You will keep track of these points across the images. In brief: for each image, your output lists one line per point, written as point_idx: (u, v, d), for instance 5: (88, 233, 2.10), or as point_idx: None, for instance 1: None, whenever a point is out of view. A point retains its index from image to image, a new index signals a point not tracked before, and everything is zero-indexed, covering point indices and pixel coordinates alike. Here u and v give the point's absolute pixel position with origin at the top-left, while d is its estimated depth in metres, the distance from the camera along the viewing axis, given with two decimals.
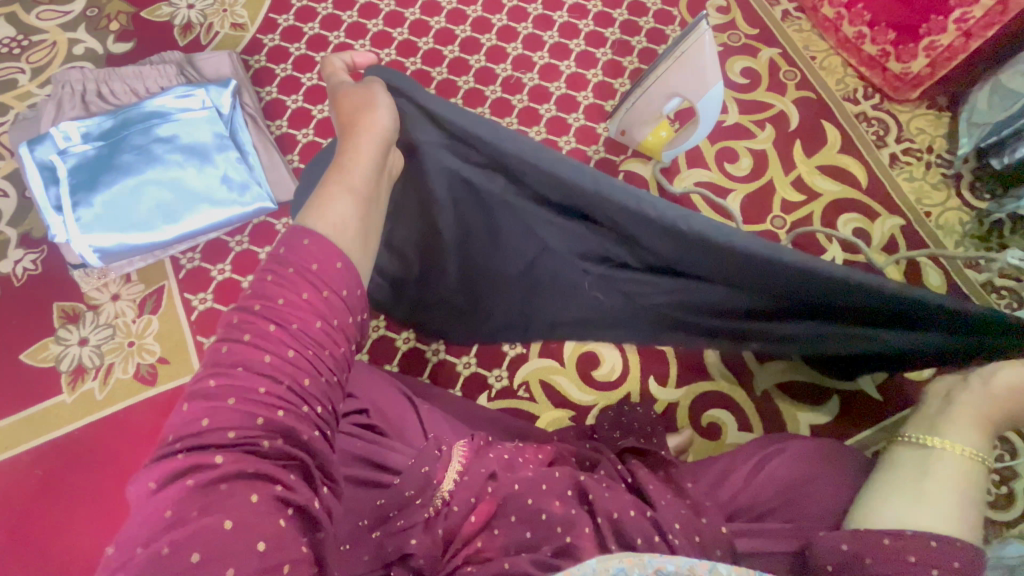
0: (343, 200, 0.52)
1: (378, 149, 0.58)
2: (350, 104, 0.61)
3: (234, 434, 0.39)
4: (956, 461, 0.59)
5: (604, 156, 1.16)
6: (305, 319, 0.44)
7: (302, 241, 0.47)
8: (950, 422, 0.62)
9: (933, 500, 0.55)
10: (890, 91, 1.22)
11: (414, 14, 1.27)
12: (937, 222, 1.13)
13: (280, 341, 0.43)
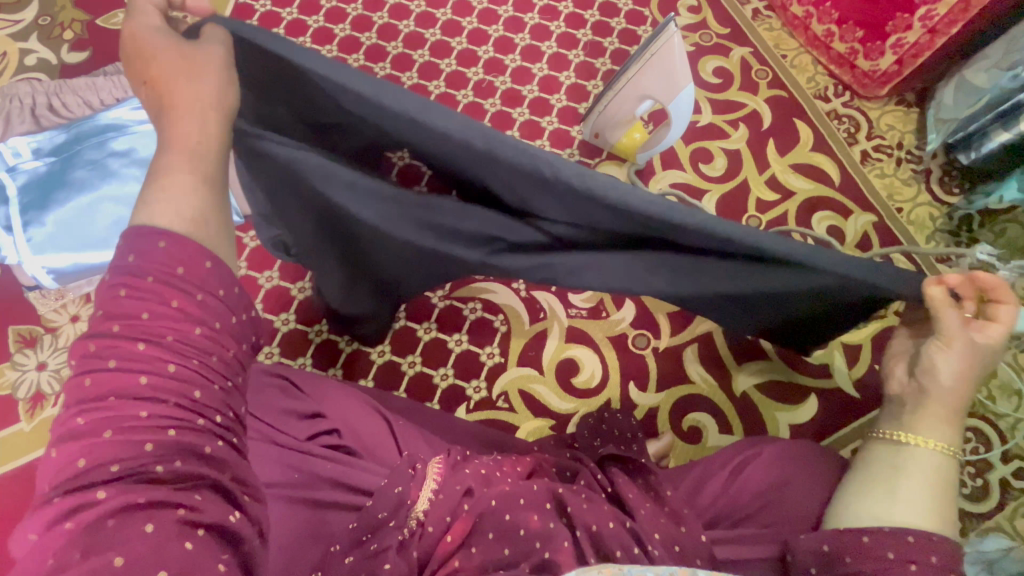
0: (188, 196, 0.47)
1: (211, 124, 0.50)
2: (162, 62, 0.49)
3: (116, 468, 0.40)
4: (928, 454, 0.58)
5: (579, 159, 1.15)
6: (181, 329, 0.44)
7: (157, 243, 0.44)
8: (918, 417, 0.60)
9: (902, 495, 0.55)
10: (859, 88, 1.23)
11: (382, 19, 1.25)
12: (908, 218, 1.14)
13: (154, 364, 0.43)
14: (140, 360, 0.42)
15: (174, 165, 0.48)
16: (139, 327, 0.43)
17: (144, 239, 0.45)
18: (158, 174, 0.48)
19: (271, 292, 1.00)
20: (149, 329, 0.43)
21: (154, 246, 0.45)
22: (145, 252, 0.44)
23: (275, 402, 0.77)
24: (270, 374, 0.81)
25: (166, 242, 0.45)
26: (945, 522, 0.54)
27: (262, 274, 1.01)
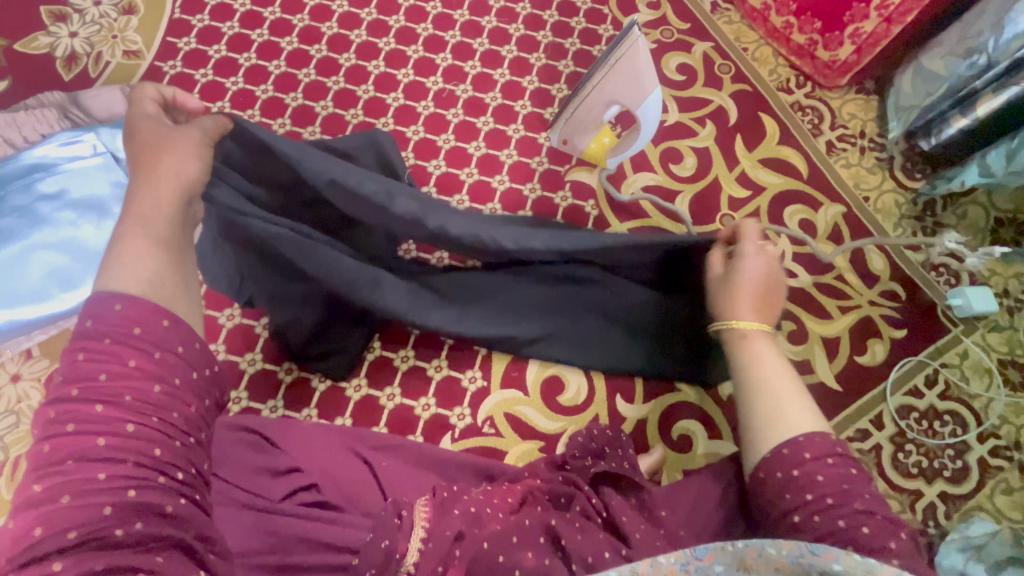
0: (141, 256, 0.52)
1: (179, 201, 0.58)
2: (150, 138, 0.58)
3: (75, 531, 0.41)
4: (751, 354, 0.71)
5: (549, 167, 1.12)
6: (141, 389, 0.47)
7: (113, 306, 0.48)
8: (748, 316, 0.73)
9: (747, 410, 0.68)
10: (820, 78, 1.23)
11: (331, 29, 1.18)
12: (875, 206, 1.15)
13: (107, 427, 0.45)
14: (95, 416, 0.45)
15: (129, 234, 0.53)
16: (93, 386, 0.45)
17: (100, 302, 0.48)
18: (114, 243, 0.52)
19: (234, 331, 0.94)
20: (102, 391, 0.45)
21: (114, 312, 0.48)
22: (103, 319, 0.48)
23: (246, 461, 0.71)
24: (241, 429, 0.76)
25: (122, 303, 0.48)
26: (795, 418, 0.64)
27: (223, 313, 0.94)
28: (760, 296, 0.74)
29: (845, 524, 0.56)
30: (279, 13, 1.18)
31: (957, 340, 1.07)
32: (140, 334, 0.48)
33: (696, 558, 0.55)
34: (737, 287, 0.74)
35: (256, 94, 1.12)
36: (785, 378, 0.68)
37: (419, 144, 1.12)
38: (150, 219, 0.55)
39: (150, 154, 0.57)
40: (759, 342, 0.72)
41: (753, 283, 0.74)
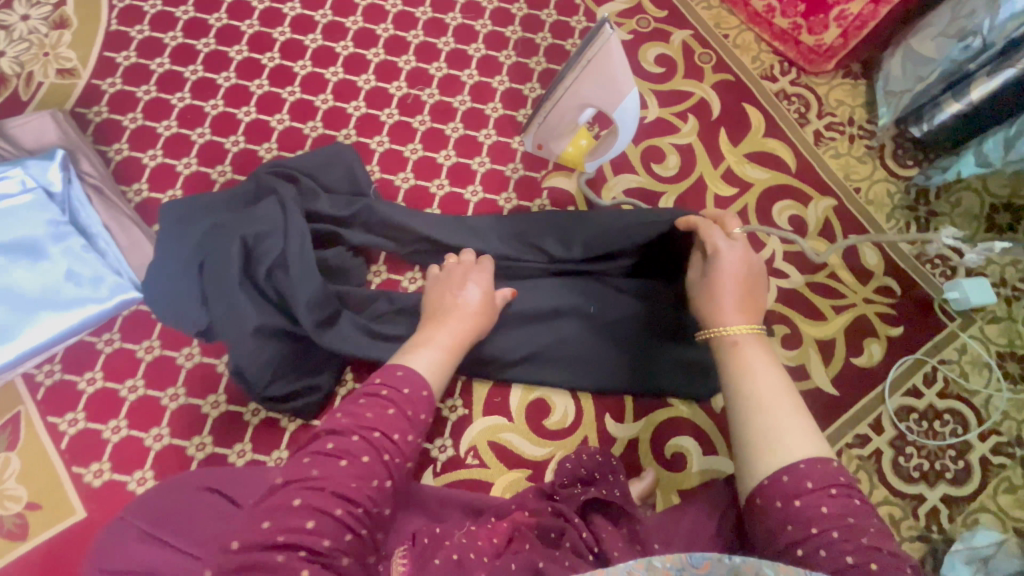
0: (426, 353, 0.70)
1: (466, 332, 0.77)
2: (451, 286, 0.82)
3: (314, 523, 0.52)
4: (743, 361, 0.67)
5: (524, 174, 1.05)
6: (404, 456, 0.60)
7: (421, 392, 0.63)
8: (726, 305, 0.73)
9: (744, 428, 0.62)
10: (805, 64, 1.17)
11: (284, 34, 1.10)
12: (866, 197, 1.10)
13: (378, 467, 0.57)
14: (367, 448, 0.57)
15: (433, 343, 0.72)
16: (373, 422, 0.59)
17: (414, 381, 0.64)
18: (416, 345, 0.72)
19: (194, 371, 0.87)
20: (380, 424, 0.59)
21: (418, 393, 0.63)
22: (390, 379, 0.63)
23: (202, 527, 0.62)
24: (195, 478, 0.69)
25: (427, 392, 0.64)
26: (795, 441, 0.59)
27: (181, 352, 0.88)
28: (740, 291, 0.74)
29: (856, 560, 0.50)
30: (227, 19, 1.10)
31: (955, 334, 1.03)
32: (414, 408, 0.62)
33: (693, 564, 0.53)
34: (718, 282, 0.75)
35: (206, 110, 1.03)
36: (780, 391, 0.64)
37: (384, 156, 1.04)
38: (456, 336, 0.75)
39: (444, 286, 0.82)
40: (749, 346, 0.68)
41: (731, 275, 0.75)
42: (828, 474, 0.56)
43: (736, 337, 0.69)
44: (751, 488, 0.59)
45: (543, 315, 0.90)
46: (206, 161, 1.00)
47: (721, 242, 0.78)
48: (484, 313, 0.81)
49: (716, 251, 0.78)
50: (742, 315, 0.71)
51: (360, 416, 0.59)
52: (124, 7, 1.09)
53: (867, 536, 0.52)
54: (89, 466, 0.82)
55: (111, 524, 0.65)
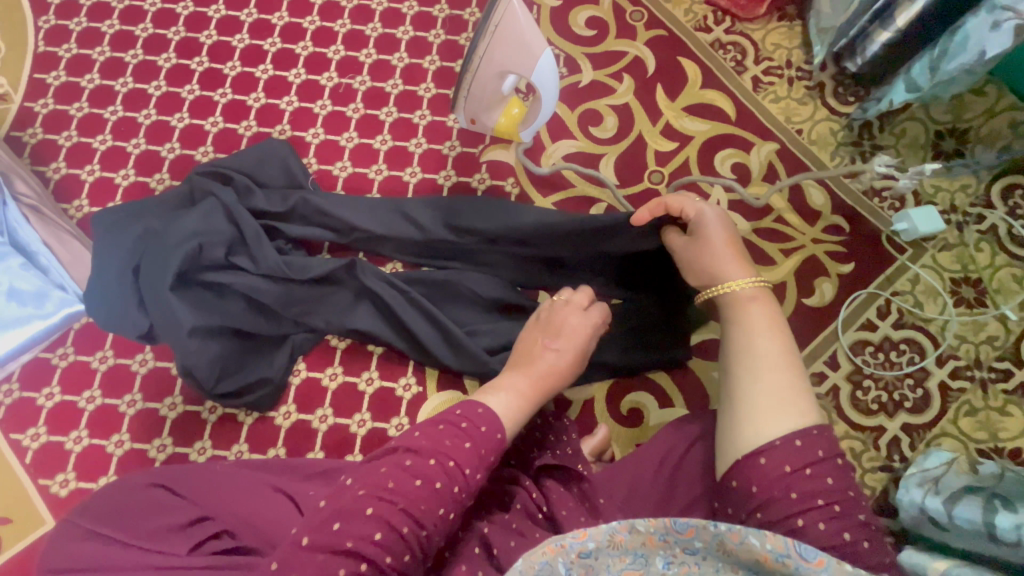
0: (502, 396, 0.70)
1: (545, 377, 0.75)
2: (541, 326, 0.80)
3: (381, 535, 0.54)
4: (750, 318, 0.68)
5: (462, 151, 1.05)
6: (467, 491, 0.60)
7: (495, 436, 0.62)
8: (723, 265, 0.73)
9: (753, 386, 0.64)
10: (737, 12, 1.16)
11: (210, 38, 1.10)
12: (809, 138, 1.10)
13: (447, 496, 0.58)
14: (440, 475, 0.58)
15: (515, 388, 0.72)
16: (450, 450, 0.59)
17: (490, 423, 0.63)
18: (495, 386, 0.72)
19: (149, 376, 0.89)
20: (455, 454, 0.59)
21: (493, 435, 0.62)
22: (471, 415, 0.63)
23: (149, 521, 0.64)
24: (145, 482, 0.69)
25: (501, 436, 0.63)
26: (800, 404, 0.62)
27: (135, 359, 0.89)
28: (732, 251, 0.74)
29: (852, 537, 0.55)
30: (152, 29, 1.10)
31: (906, 266, 1.03)
32: (484, 448, 0.61)
33: (676, 530, 0.56)
34: (707, 243, 0.75)
35: (139, 120, 1.04)
36: (783, 350, 0.66)
37: (320, 147, 1.04)
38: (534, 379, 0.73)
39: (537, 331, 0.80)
40: (757, 305, 0.70)
41: (722, 239, 0.74)
42: (832, 442, 0.60)
43: (742, 297, 0.70)
44: (757, 448, 0.60)
45: (477, 281, 0.91)
46: (143, 170, 1.01)
47: (703, 208, 0.77)
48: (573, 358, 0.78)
49: (698, 219, 0.76)
50: (744, 268, 0.72)
51: (440, 442, 0.60)
52: (49, 27, 1.09)
53: (863, 514, 0.57)
54: (54, 477, 0.84)
55: (59, 529, 0.65)
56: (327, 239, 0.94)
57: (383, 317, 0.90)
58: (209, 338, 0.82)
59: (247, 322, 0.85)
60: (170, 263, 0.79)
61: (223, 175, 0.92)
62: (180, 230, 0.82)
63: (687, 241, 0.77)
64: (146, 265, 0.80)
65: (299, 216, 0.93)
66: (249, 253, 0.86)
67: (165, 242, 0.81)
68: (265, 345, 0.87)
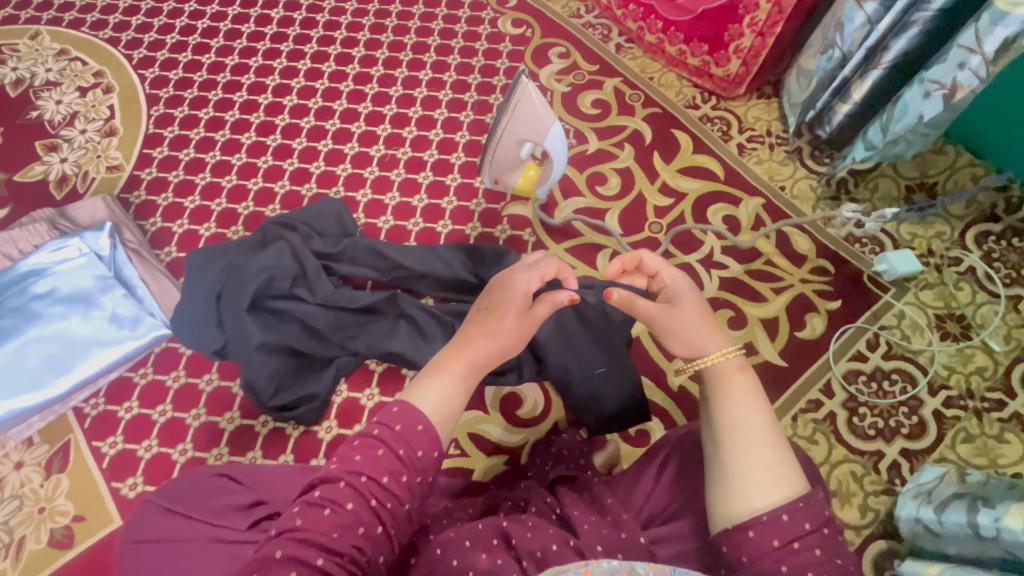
0: (429, 383, 0.63)
1: (489, 352, 0.68)
2: (491, 298, 0.73)
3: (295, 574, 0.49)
4: (735, 387, 0.65)
5: (486, 207, 1.24)
6: (398, 499, 0.55)
7: (416, 427, 0.58)
8: (704, 337, 0.70)
9: (745, 458, 0.60)
10: (721, 92, 1.36)
11: (283, 120, 1.34)
12: (792, 193, 1.24)
13: (365, 513, 0.54)
14: (352, 495, 0.54)
15: (448, 370, 0.64)
16: (360, 465, 0.55)
17: (409, 418, 0.58)
18: (428, 369, 0.65)
19: (214, 394, 1.02)
20: (368, 468, 0.55)
21: (413, 429, 0.58)
22: (385, 418, 0.58)
23: (213, 499, 0.75)
24: (214, 474, 0.80)
25: (424, 427, 0.58)
26: (787, 472, 0.58)
27: (202, 378, 1.03)
28: (700, 316, 0.73)
29: None
30: (239, 114, 1.35)
31: (891, 303, 1.12)
32: (408, 446, 0.57)
33: None
34: (690, 314, 0.73)
35: (222, 184, 1.26)
36: (761, 417, 0.62)
37: (368, 205, 1.24)
38: (472, 359, 0.66)
39: (482, 306, 0.73)
40: (730, 373, 0.67)
41: (696, 310, 0.74)
42: (819, 513, 0.56)
43: (719, 366, 0.68)
44: (746, 520, 0.56)
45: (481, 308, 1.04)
46: (223, 224, 1.21)
47: (676, 275, 0.77)
48: (522, 329, 0.71)
49: (671, 284, 0.77)
50: (723, 344, 0.70)
51: (350, 460, 0.56)
52: (159, 114, 1.36)
53: None
54: (125, 480, 0.95)
55: (141, 506, 0.76)
56: (371, 277, 1.10)
57: (412, 341, 1.02)
58: (271, 356, 0.97)
59: (304, 343, 0.99)
60: (247, 290, 0.96)
61: (292, 222, 1.11)
62: (253, 265, 0.98)
63: (664, 308, 0.74)
64: (227, 292, 0.97)
65: (349, 258, 1.10)
66: (309, 286, 1.02)
67: (242, 275, 0.98)
68: (316, 364, 1.01)
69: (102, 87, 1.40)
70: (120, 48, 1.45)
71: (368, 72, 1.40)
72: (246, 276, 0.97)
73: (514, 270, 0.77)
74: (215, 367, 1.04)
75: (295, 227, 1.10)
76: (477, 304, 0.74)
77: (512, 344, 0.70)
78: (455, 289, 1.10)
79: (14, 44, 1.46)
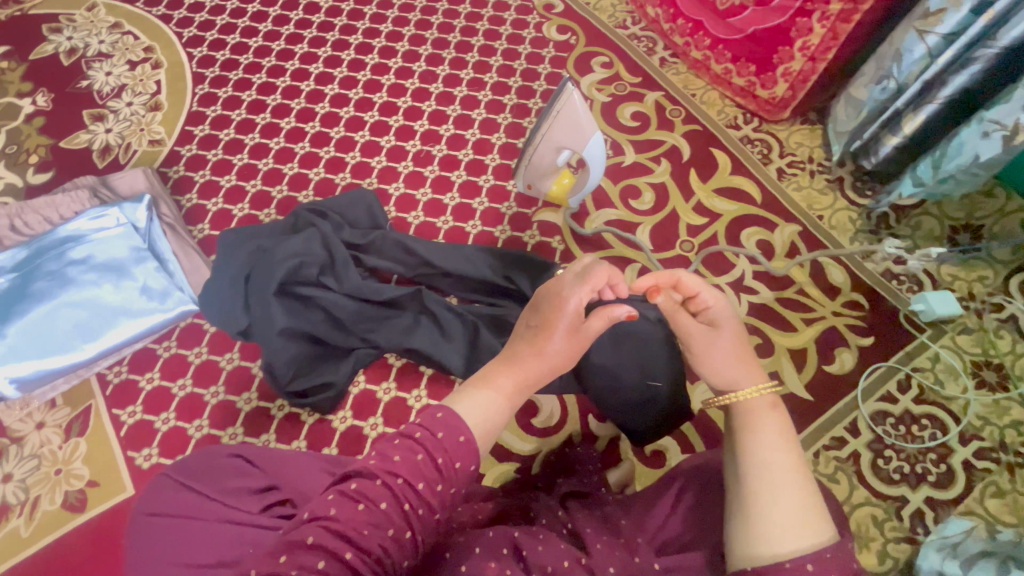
0: (474, 391, 0.65)
1: (536, 368, 0.69)
2: (538, 315, 0.73)
3: (324, 563, 0.50)
4: (768, 424, 0.63)
5: (517, 211, 1.23)
6: (430, 508, 0.56)
7: (457, 438, 0.58)
8: (736, 369, 0.68)
9: (773, 497, 0.57)
10: (764, 114, 1.34)
11: (323, 108, 1.35)
12: (830, 223, 1.21)
13: (398, 516, 0.54)
14: (387, 495, 0.55)
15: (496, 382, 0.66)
16: (398, 467, 0.56)
17: (451, 427, 0.59)
18: (475, 379, 0.67)
19: (233, 373, 1.03)
20: (404, 471, 0.56)
21: (454, 439, 0.58)
22: (429, 422, 0.59)
23: (227, 480, 0.75)
24: (229, 454, 0.79)
25: (464, 438, 0.59)
26: (816, 519, 0.56)
27: (224, 356, 1.04)
28: (739, 348, 0.69)
29: None
30: (280, 99, 1.37)
31: (926, 344, 1.08)
32: (447, 456, 0.57)
33: None
34: (729, 343, 0.70)
35: (259, 166, 1.27)
36: (787, 456, 0.60)
37: (399, 199, 1.24)
38: (515, 375, 0.67)
39: (530, 321, 0.73)
40: (761, 409, 0.64)
41: (734, 337, 0.71)
42: (844, 562, 0.53)
43: (753, 402, 0.65)
44: (770, 563, 0.54)
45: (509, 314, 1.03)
46: (256, 205, 1.22)
47: (718, 299, 0.73)
48: (572, 347, 0.71)
49: (712, 308, 0.72)
50: (758, 377, 0.67)
51: (388, 459, 0.56)
52: (203, 93, 1.38)
53: None
54: (141, 450, 0.97)
55: (156, 479, 0.76)
56: (397, 272, 1.10)
57: (433, 339, 1.01)
58: (291, 341, 0.97)
59: (325, 332, 0.99)
60: (276, 274, 0.96)
61: (321, 209, 1.11)
62: (282, 251, 0.99)
63: (708, 334, 0.71)
64: (256, 274, 0.98)
65: (376, 251, 1.10)
66: (336, 275, 1.02)
67: (271, 259, 0.98)
68: (335, 354, 1.01)
69: (151, 63, 1.43)
70: (171, 26, 1.48)
71: (410, 67, 1.41)
72: (274, 260, 0.98)
73: (563, 284, 0.75)
74: (238, 347, 1.05)
75: (325, 215, 1.10)
76: (524, 320, 0.75)
77: (562, 362, 0.70)
78: (482, 292, 1.10)
79: (71, 14, 1.50)
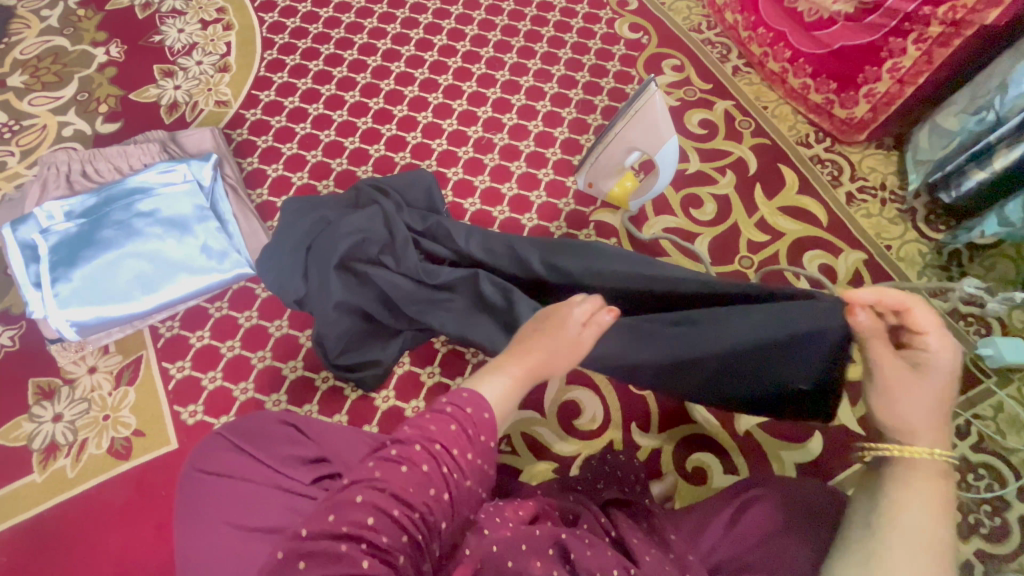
0: (488, 380, 0.61)
1: (544, 362, 0.66)
2: (541, 322, 0.72)
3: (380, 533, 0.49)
4: (920, 486, 0.54)
5: (575, 208, 1.21)
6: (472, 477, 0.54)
7: (485, 414, 0.57)
8: (912, 422, 0.57)
9: (897, 553, 0.50)
10: (838, 134, 1.29)
11: (388, 85, 1.35)
12: (897, 254, 1.17)
13: (438, 478, 0.52)
14: (427, 458, 0.53)
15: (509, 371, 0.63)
16: (435, 434, 0.54)
17: (479, 403, 0.57)
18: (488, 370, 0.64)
19: (281, 340, 1.03)
20: (441, 439, 0.54)
21: (480, 415, 0.57)
22: (455, 398, 0.57)
23: (280, 447, 0.75)
24: (282, 422, 0.79)
25: (491, 415, 0.57)
26: None
27: (273, 323, 1.05)
28: (938, 405, 0.57)
29: None
30: (347, 72, 1.36)
31: (991, 391, 1.04)
32: (480, 427, 0.56)
33: None
34: (919, 393, 0.58)
35: (320, 137, 1.27)
36: (936, 532, 0.51)
37: (457, 184, 1.23)
38: (531, 363, 0.65)
39: (536, 322, 0.72)
40: (922, 472, 0.55)
41: (935, 392, 0.58)
42: None
43: (912, 458, 0.56)
44: None
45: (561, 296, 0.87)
46: (316, 176, 1.23)
47: (948, 348, 0.58)
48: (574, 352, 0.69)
49: (933, 353, 0.58)
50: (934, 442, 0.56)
51: (424, 428, 0.55)
52: (271, 59, 1.39)
53: None
54: (187, 406, 0.98)
55: (209, 437, 0.76)
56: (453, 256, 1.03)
57: (472, 329, 0.95)
58: (342, 318, 0.96)
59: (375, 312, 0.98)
60: (336, 248, 0.95)
61: (387, 187, 1.09)
62: (342, 226, 0.96)
63: (906, 374, 0.58)
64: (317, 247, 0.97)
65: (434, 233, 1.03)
66: (394, 255, 0.98)
67: (331, 233, 0.97)
68: (383, 334, 1.01)
69: (223, 24, 1.44)
70: None
71: (477, 52, 1.39)
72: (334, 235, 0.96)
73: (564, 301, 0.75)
74: (287, 315, 1.05)
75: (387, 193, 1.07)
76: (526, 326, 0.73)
77: (562, 364, 0.68)
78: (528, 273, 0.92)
79: None
